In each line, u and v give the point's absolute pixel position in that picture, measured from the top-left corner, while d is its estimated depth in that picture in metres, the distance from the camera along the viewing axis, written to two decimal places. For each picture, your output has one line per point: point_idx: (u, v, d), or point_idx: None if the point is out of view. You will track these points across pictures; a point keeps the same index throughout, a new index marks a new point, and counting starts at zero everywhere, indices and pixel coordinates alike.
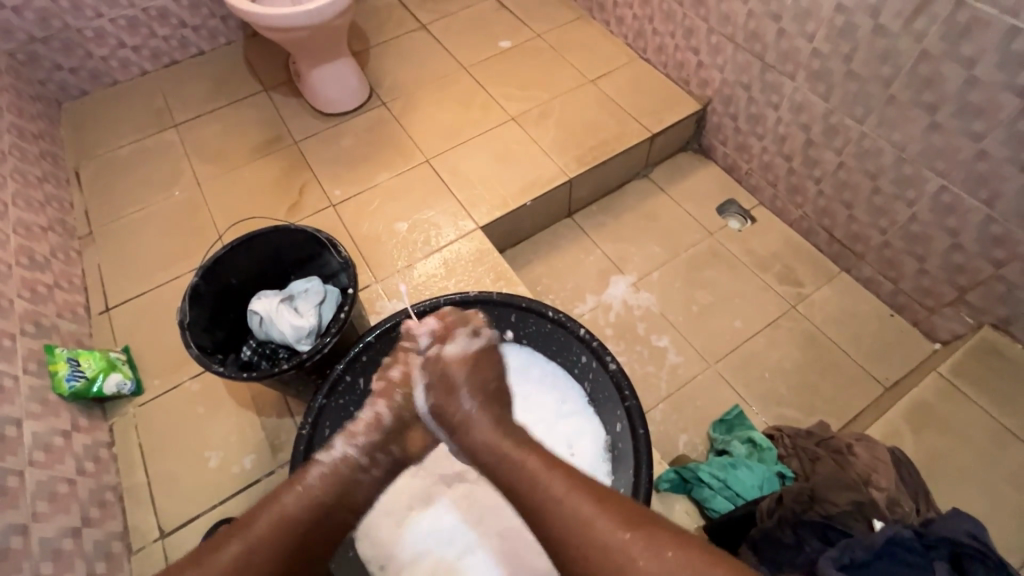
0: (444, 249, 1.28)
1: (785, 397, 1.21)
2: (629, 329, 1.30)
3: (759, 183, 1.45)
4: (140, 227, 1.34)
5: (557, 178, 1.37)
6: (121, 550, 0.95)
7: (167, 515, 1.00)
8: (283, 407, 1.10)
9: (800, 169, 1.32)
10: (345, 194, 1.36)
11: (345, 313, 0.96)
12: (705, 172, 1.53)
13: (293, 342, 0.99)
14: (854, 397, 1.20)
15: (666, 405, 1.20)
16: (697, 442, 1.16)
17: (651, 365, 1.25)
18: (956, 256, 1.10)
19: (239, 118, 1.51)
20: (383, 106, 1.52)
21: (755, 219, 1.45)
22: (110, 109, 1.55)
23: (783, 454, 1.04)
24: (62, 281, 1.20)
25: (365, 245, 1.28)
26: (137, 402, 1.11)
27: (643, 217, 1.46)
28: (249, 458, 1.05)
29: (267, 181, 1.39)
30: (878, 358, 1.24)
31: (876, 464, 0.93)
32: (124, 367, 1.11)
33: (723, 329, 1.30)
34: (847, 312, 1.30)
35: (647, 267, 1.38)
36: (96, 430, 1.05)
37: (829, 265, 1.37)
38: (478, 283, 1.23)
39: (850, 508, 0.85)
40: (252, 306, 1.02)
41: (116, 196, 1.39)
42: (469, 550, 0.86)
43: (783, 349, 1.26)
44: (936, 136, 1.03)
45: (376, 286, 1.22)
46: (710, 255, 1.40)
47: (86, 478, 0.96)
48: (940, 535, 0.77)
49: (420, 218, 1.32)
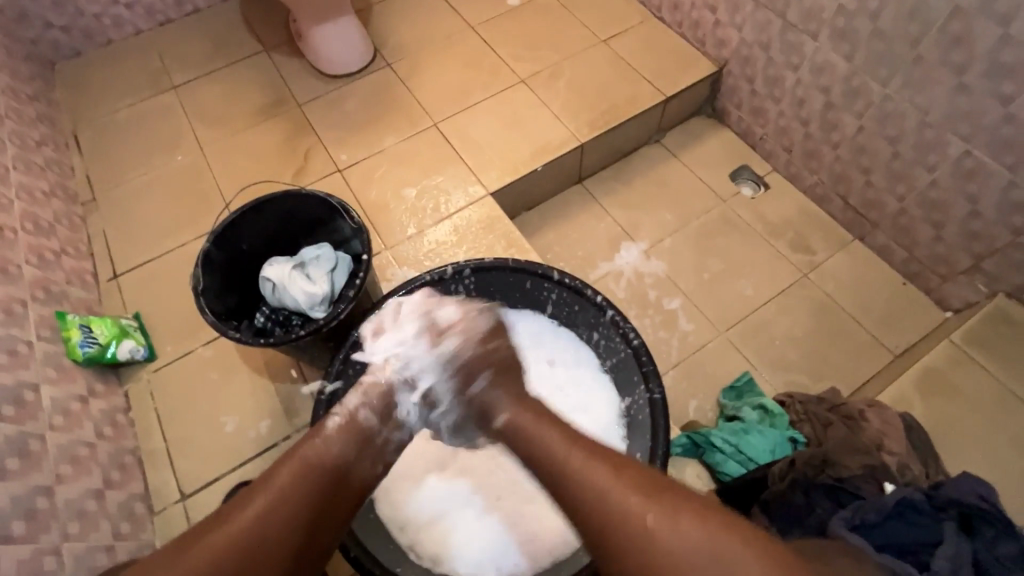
0: (454, 215, 1.26)
1: (795, 363, 1.22)
2: (639, 295, 1.30)
3: (774, 149, 1.42)
4: (145, 192, 1.32)
5: (568, 143, 1.34)
6: (143, 511, 0.97)
7: (186, 478, 1.02)
8: (296, 373, 1.11)
9: (817, 134, 1.29)
10: (351, 159, 1.33)
11: (359, 280, 0.94)
12: (718, 136, 1.50)
13: (306, 308, 0.98)
14: (864, 364, 1.21)
15: (676, 372, 1.21)
16: (706, 408, 1.17)
17: (662, 331, 1.25)
18: (975, 223, 1.09)
19: (239, 80, 1.46)
20: (387, 67, 1.47)
21: (767, 185, 1.43)
22: (105, 70, 1.50)
23: (795, 419, 1.02)
24: (68, 247, 1.18)
25: (374, 211, 1.26)
26: (150, 368, 1.11)
27: (655, 183, 1.44)
28: (265, 423, 1.06)
29: (272, 144, 1.36)
30: (889, 326, 1.24)
31: (887, 430, 0.94)
32: (135, 334, 1.11)
33: (735, 296, 1.29)
34: (859, 281, 1.30)
35: (658, 234, 1.37)
36: (112, 395, 1.06)
37: (843, 234, 1.35)
38: (489, 250, 1.22)
39: (863, 472, 0.88)
40: (264, 273, 1.01)
41: (118, 160, 1.36)
42: (488, 510, 0.88)
43: (794, 316, 1.26)
44: (963, 98, 1.00)
45: (386, 253, 1.21)
46: (722, 222, 1.38)
47: (105, 442, 0.97)
48: (950, 496, 0.78)
49: (429, 184, 1.29)
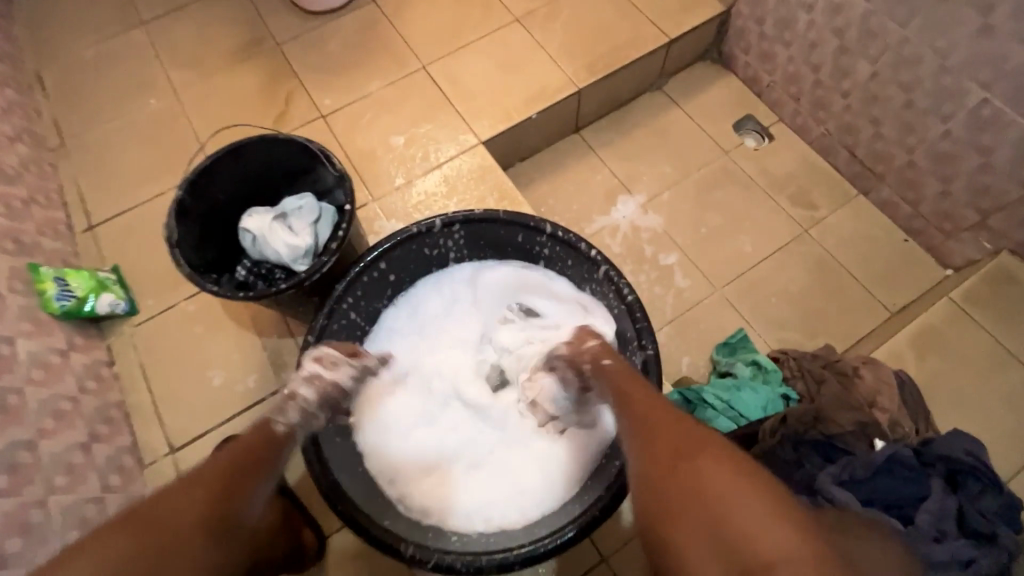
0: (444, 165, 1.20)
1: (790, 320, 1.20)
2: (636, 250, 1.26)
3: (781, 97, 1.35)
4: (117, 138, 1.24)
5: (565, 89, 1.27)
6: (133, 464, 0.97)
7: (175, 432, 1.01)
8: (284, 328, 1.08)
9: (827, 81, 1.22)
10: (335, 104, 1.26)
11: (341, 231, 0.90)
12: (723, 84, 1.42)
13: (289, 262, 0.94)
14: (859, 321, 1.20)
15: (670, 328, 1.20)
16: (699, 364, 1.16)
17: (658, 287, 1.23)
18: (985, 177, 1.05)
19: (212, 16, 1.36)
20: (371, 3, 1.36)
21: (771, 137, 1.37)
22: (66, 4, 1.38)
23: (788, 376, 1.03)
24: (38, 196, 1.13)
25: (360, 160, 1.20)
26: (133, 322, 1.08)
27: (655, 133, 1.37)
28: (253, 377, 1.04)
29: (250, 87, 1.28)
30: (888, 283, 1.22)
31: (880, 387, 0.93)
32: (115, 287, 1.07)
33: (734, 252, 1.26)
34: (860, 236, 1.26)
35: (657, 187, 1.32)
36: (94, 349, 1.03)
37: (846, 188, 1.31)
38: (480, 202, 1.17)
39: (853, 429, 0.87)
40: (243, 224, 0.96)
41: (87, 103, 1.28)
42: (475, 465, 0.87)
43: (791, 272, 1.24)
44: (986, 41, 0.93)
45: (373, 204, 1.16)
46: (723, 175, 1.33)
47: (89, 396, 0.96)
48: (939, 453, 0.78)
49: (418, 131, 1.23)
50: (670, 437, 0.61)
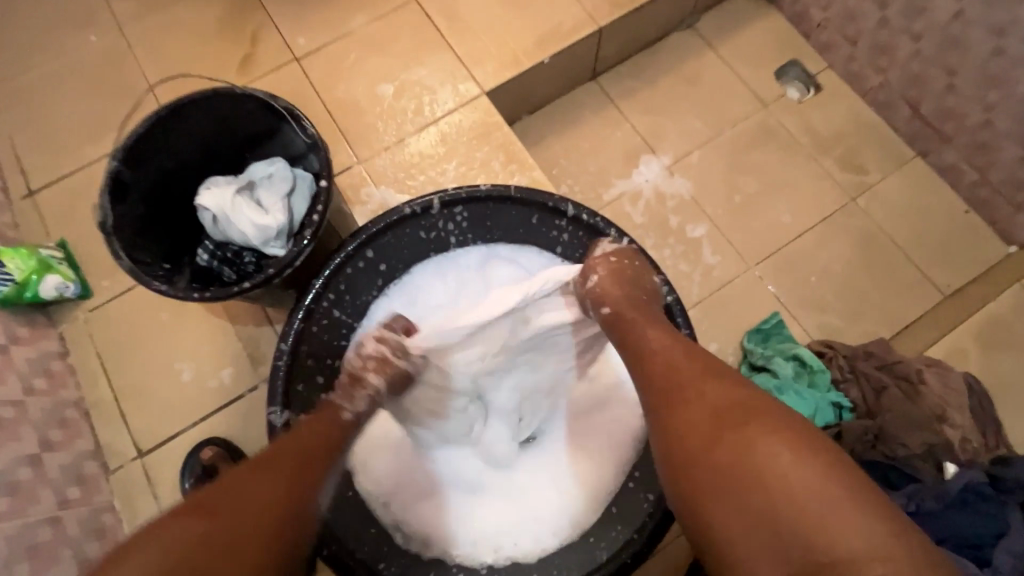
0: (441, 120, 1.02)
1: (831, 303, 1.07)
2: (660, 220, 1.11)
3: (834, 39, 1.15)
4: (52, 83, 1.05)
5: (583, 27, 1.07)
6: (95, 470, 0.86)
7: (142, 433, 0.90)
8: (260, 314, 0.95)
9: (896, 21, 1.02)
10: (310, 44, 1.05)
11: (317, 214, 0.75)
12: (766, 21, 1.21)
13: (260, 246, 0.78)
14: (910, 305, 1.07)
15: (697, 311, 1.06)
16: (728, 352, 1.04)
17: (684, 264, 1.09)
18: None
19: None
20: None
21: (819, 87, 1.18)
22: None
23: (839, 379, 0.92)
24: None
25: (341, 114, 1.02)
26: (86, 307, 0.95)
27: (685, 81, 1.18)
28: (228, 371, 0.92)
29: (207, 21, 1.07)
30: (944, 261, 1.09)
31: (948, 396, 0.87)
32: (61, 267, 0.92)
33: (771, 224, 1.11)
34: (915, 206, 1.11)
35: (685, 146, 1.15)
36: (41, 339, 0.90)
37: (902, 150, 1.14)
38: (484, 166, 1.00)
39: (920, 450, 0.83)
40: (200, 201, 0.80)
41: (11, 39, 1.07)
42: (482, 486, 0.79)
43: (835, 248, 1.10)
44: None
45: (359, 168, 0.99)
46: (762, 133, 1.16)
47: (37, 397, 0.84)
48: (1015, 479, 0.76)
49: (409, 78, 1.04)
50: (696, 401, 0.57)
